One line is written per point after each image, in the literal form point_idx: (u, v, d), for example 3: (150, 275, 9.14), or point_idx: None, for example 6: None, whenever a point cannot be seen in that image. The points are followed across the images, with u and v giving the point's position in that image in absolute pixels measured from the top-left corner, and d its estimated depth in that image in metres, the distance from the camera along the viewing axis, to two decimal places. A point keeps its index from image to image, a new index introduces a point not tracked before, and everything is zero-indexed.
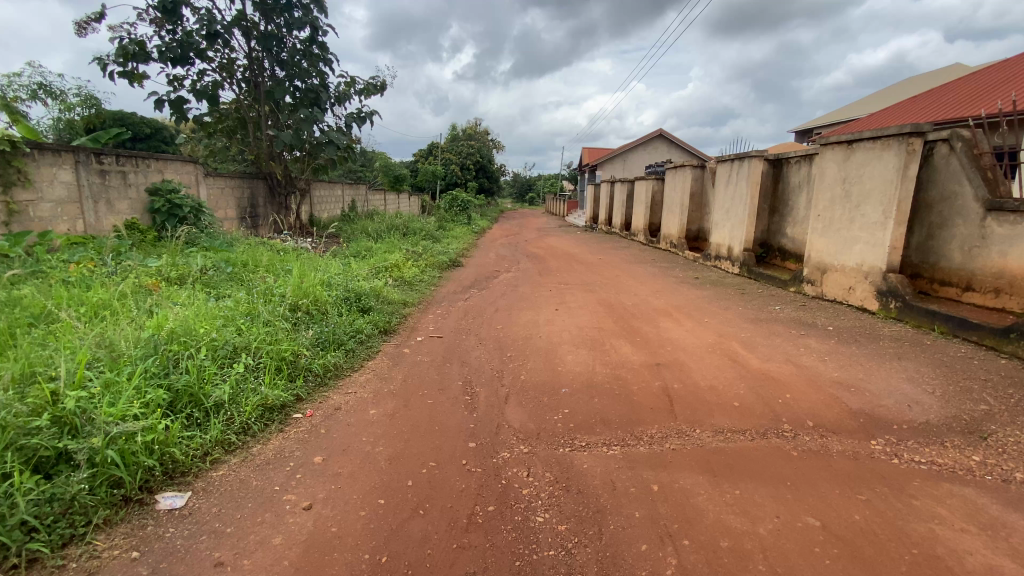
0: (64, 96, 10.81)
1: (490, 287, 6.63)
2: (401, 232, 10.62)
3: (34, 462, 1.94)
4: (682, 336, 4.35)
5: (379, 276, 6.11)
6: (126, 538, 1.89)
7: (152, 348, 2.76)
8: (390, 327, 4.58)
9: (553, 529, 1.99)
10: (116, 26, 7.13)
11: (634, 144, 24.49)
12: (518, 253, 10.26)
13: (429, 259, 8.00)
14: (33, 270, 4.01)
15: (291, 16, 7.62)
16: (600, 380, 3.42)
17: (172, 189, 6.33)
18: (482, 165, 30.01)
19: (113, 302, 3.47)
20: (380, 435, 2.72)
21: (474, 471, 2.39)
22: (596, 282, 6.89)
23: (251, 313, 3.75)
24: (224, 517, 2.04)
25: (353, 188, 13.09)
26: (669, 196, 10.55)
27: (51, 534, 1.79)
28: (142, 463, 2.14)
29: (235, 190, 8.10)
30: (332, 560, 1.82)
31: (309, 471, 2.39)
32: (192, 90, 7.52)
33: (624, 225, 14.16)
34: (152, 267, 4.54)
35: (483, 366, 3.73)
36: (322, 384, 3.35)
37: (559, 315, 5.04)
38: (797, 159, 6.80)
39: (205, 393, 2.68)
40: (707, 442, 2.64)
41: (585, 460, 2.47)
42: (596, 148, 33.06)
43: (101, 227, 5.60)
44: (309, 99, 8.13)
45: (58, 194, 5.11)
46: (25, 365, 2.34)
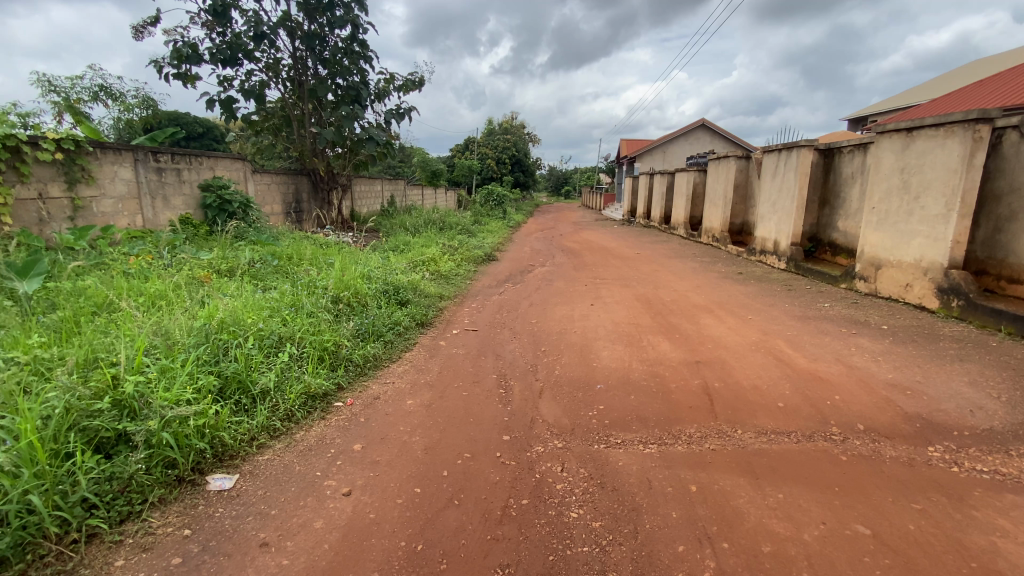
0: (124, 97, 11.46)
1: (525, 281, 6.62)
2: (438, 226, 10.76)
3: (96, 443, 2.08)
4: (724, 334, 4.22)
5: (416, 270, 6.20)
6: (179, 516, 2.00)
7: (203, 336, 2.91)
8: (426, 320, 4.65)
9: (587, 526, 1.97)
10: (170, 30, 7.49)
11: (675, 134, 23.81)
12: (553, 247, 10.19)
13: (464, 253, 8.07)
14: (96, 262, 4.28)
15: (333, 15, 7.79)
16: (636, 377, 3.35)
17: (223, 184, 6.63)
18: (518, 159, 29.97)
19: (169, 293, 3.67)
20: (416, 425, 2.77)
21: (508, 464, 2.40)
22: (633, 277, 6.76)
23: (295, 304, 3.89)
24: (269, 500, 2.13)
25: (392, 183, 13.35)
26: (712, 188, 10.22)
27: (109, 511, 1.91)
28: (193, 446, 2.26)
29: (281, 186, 8.41)
30: (370, 545, 1.87)
31: (349, 458, 2.46)
32: (241, 89, 7.82)
33: (664, 218, 13.85)
34: (204, 259, 4.77)
35: (518, 360, 3.74)
36: (361, 374, 3.44)
37: (595, 310, 4.99)
38: (850, 149, 6.45)
39: (252, 380, 2.80)
40: (749, 443, 2.55)
41: (621, 457, 2.44)
42: (634, 140, 32.39)
43: (157, 222, 5.92)
44: (350, 95, 8.30)
45: (118, 191, 5.43)
46: (89, 351, 2.50)
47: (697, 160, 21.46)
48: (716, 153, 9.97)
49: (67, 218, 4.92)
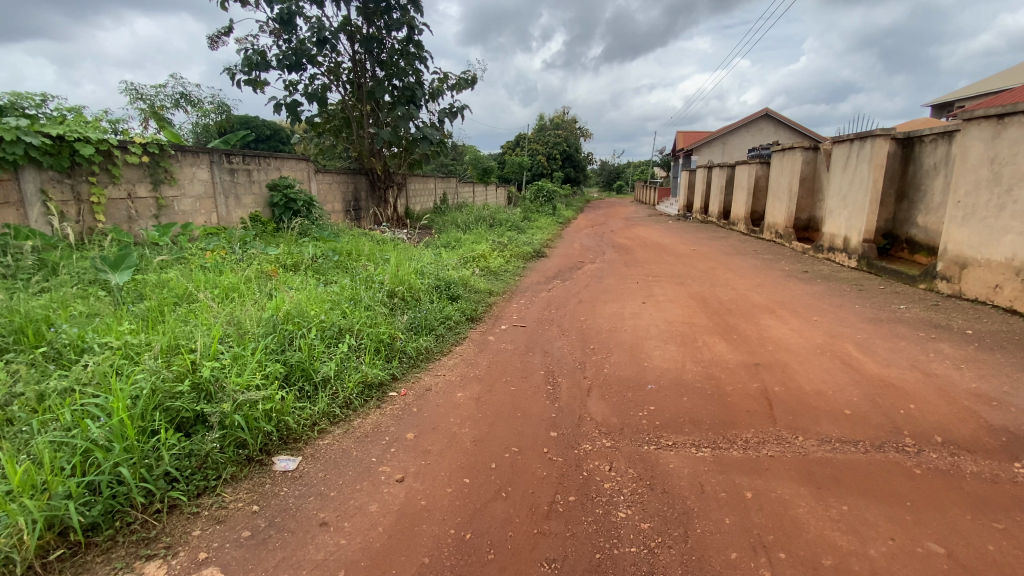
0: (201, 103, 12.35)
1: (574, 278, 6.58)
2: (489, 223, 10.88)
3: (177, 422, 2.27)
4: (785, 335, 4.02)
5: (466, 266, 6.31)
6: (249, 493, 2.15)
7: (271, 327, 3.11)
8: (476, 315, 4.73)
9: (636, 526, 1.95)
10: (242, 39, 7.99)
11: (735, 125, 22.75)
12: (603, 244, 10.04)
13: (514, 249, 8.11)
14: (177, 256, 4.66)
15: (390, 18, 8.03)
16: (690, 378, 3.26)
17: (288, 184, 7.02)
18: (568, 154, 29.69)
19: (240, 286, 3.94)
20: (466, 417, 2.84)
21: (555, 460, 2.40)
22: (688, 274, 6.56)
23: (354, 298, 4.07)
24: (329, 482, 2.26)
25: (445, 180, 13.61)
26: (775, 182, 9.70)
27: (188, 485, 2.09)
28: (262, 429, 2.43)
29: (341, 185, 8.80)
30: (421, 531, 1.94)
31: (402, 446, 2.56)
32: (305, 93, 8.23)
33: (723, 213, 13.30)
34: (272, 255, 5.08)
35: (567, 357, 3.73)
36: (415, 366, 3.55)
37: (648, 309, 4.88)
38: (933, 137, 5.94)
39: (314, 368, 2.96)
40: (811, 451, 2.42)
41: (671, 460, 2.39)
42: (691, 132, 31.21)
43: (230, 220, 6.35)
44: (406, 96, 8.53)
45: (196, 190, 5.87)
46: (172, 338, 2.74)
47: (759, 153, 20.44)
48: (781, 144, 9.44)
49: (152, 216, 5.37)
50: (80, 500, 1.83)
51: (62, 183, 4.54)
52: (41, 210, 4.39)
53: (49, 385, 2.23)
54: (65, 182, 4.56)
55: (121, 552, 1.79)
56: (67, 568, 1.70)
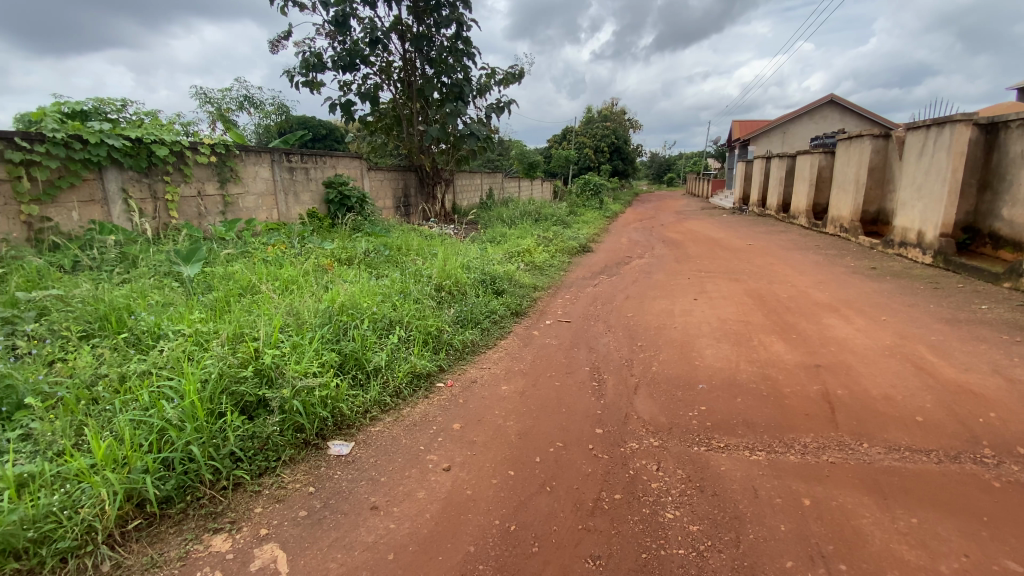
0: (263, 105, 13.04)
1: (622, 274, 6.46)
2: (534, 217, 10.86)
3: (242, 405, 2.42)
4: (850, 336, 3.78)
5: (511, 261, 6.33)
6: (305, 475, 2.27)
7: (327, 317, 3.25)
8: (521, 309, 4.74)
9: (684, 528, 1.90)
10: (300, 42, 8.33)
11: (796, 114, 21.51)
12: (652, 238, 9.80)
13: (559, 244, 8.06)
14: (242, 250, 4.96)
15: (439, 15, 8.13)
16: (744, 379, 3.13)
17: (343, 181, 7.31)
18: (616, 147, 29.08)
19: (299, 278, 4.14)
20: (511, 410, 2.86)
21: (600, 457, 2.38)
22: (743, 270, 6.30)
23: (404, 291, 4.19)
24: (379, 468, 2.34)
25: (492, 176, 13.70)
26: (840, 173, 9.10)
27: (251, 465, 2.23)
28: (318, 414, 2.54)
29: (392, 182, 9.04)
30: (467, 520, 1.97)
31: (449, 435, 2.61)
32: (358, 92, 8.50)
33: (782, 206, 12.65)
34: (328, 249, 5.31)
35: (614, 354, 3.67)
36: (461, 358, 3.61)
37: (699, 305, 4.71)
38: (1021, 122, 5.40)
39: (367, 358, 3.08)
40: (876, 459, 2.27)
41: (723, 462, 2.30)
42: (747, 121, 29.80)
43: (289, 216, 6.68)
44: (454, 92, 8.63)
45: (258, 188, 6.21)
46: (237, 326, 2.92)
47: (822, 142, 19.28)
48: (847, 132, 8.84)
49: (219, 212, 5.72)
50: (156, 475, 1.99)
51: (140, 182, 4.90)
52: (123, 207, 4.77)
53: (130, 368, 2.43)
54: (143, 181, 4.93)
55: (191, 524, 1.93)
56: (143, 537, 1.85)
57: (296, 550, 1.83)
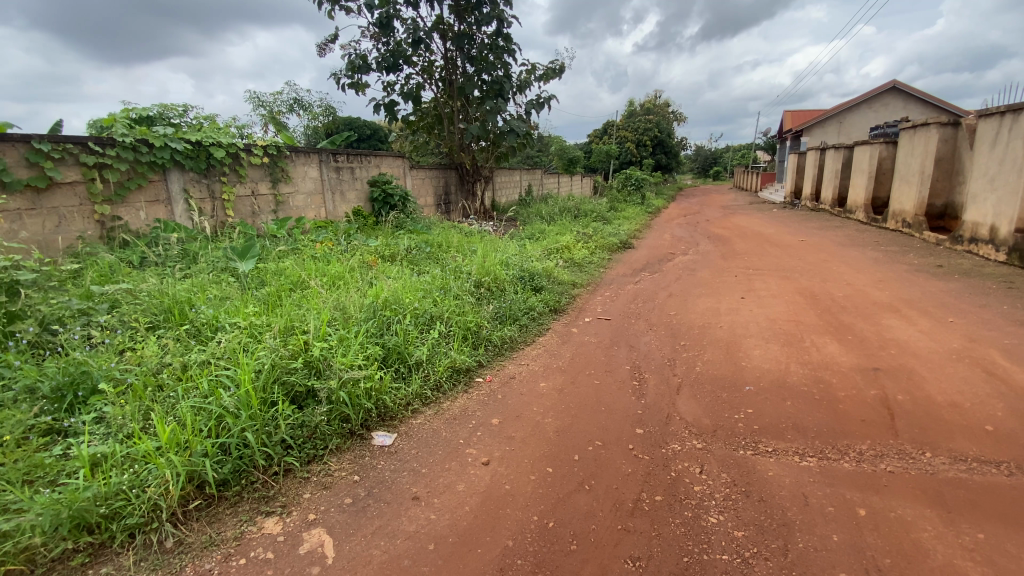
0: (312, 107, 13.54)
1: (664, 271, 6.32)
2: (574, 214, 10.77)
3: (292, 395, 2.53)
4: (912, 338, 3.54)
5: (550, 257, 6.32)
6: (351, 464, 2.35)
7: (372, 312, 3.36)
8: (560, 306, 4.71)
9: (728, 533, 1.85)
10: (346, 44, 8.57)
11: (854, 102, 20.28)
12: (695, 234, 9.51)
13: (599, 241, 7.96)
14: (293, 247, 5.16)
15: (480, 13, 8.15)
16: (794, 381, 3.00)
17: (387, 180, 7.50)
18: (659, 140, 28.36)
19: (345, 274, 4.28)
20: (549, 407, 2.86)
21: (641, 458, 2.34)
22: (794, 267, 6.01)
23: (444, 287, 4.26)
24: (420, 459, 2.39)
25: (531, 172, 13.67)
26: (904, 163, 8.52)
27: (301, 452, 2.33)
28: (362, 405, 2.63)
29: (433, 180, 9.20)
30: (505, 514, 1.99)
31: (488, 430, 2.64)
32: (401, 92, 8.67)
33: (837, 200, 11.99)
34: (372, 246, 5.46)
35: (655, 353, 3.60)
36: (499, 354, 3.63)
37: (747, 304, 4.54)
38: None
39: (409, 352, 3.15)
40: (939, 470, 2.13)
41: (771, 467, 2.22)
42: (800, 111, 28.35)
43: (336, 214, 6.92)
44: (494, 90, 8.65)
45: (308, 187, 6.45)
46: (288, 320, 3.05)
47: (883, 131, 18.12)
48: (911, 121, 8.28)
49: (271, 211, 5.99)
50: (214, 459, 2.11)
51: (200, 183, 5.20)
52: (185, 206, 5.07)
53: (191, 357, 2.59)
54: (203, 182, 5.23)
55: (246, 507, 2.04)
56: (203, 516, 1.97)
57: (342, 536, 1.90)
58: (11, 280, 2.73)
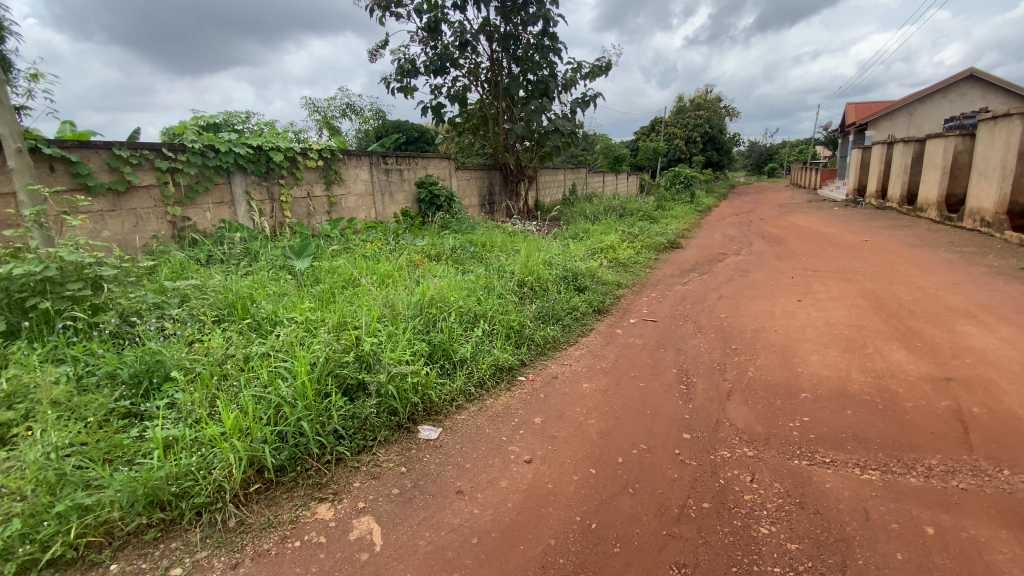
0: (363, 111, 14.02)
1: (714, 272, 6.11)
2: (619, 213, 10.60)
3: (344, 387, 2.64)
4: (991, 347, 3.26)
5: (594, 257, 6.26)
6: (398, 455, 2.42)
7: (418, 310, 3.45)
8: (604, 307, 4.65)
9: (781, 545, 1.77)
10: (396, 49, 8.81)
11: (927, 91, 18.83)
12: (749, 234, 9.14)
13: (646, 240, 7.79)
14: (345, 247, 5.36)
15: (527, 13, 8.18)
16: (855, 389, 2.83)
17: (433, 181, 7.66)
18: (710, 137, 27.41)
19: (394, 273, 4.40)
20: (593, 408, 2.83)
21: (688, 463, 2.29)
22: (857, 269, 5.67)
23: (488, 286, 4.31)
24: (464, 454, 2.44)
25: (576, 171, 13.57)
26: (983, 157, 7.85)
27: (352, 442, 2.43)
28: (409, 399, 2.71)
29: (478, 180, 9.31)
30: (547, 513, 2.00)
31: (530, 429, 2.65)
32: (448, 94, 8.83)
33: (906, 197, 11.20)
34: (419, 245, 5.59)
35: (704, 356, 3.49)
36: (542, 353, 3.63)
37: (804, 308, 4.32)
38: None
39: (454, 349, 3.21)
40: (1019, 489, 1.96)
41: (828, 478, 2.11)
42: (864, 103, 26.61)
43: (385, 214, 7.13)
44: (539, 89, 8.65)
45: (359, 189, 6.69)
46: (341, 316, 3.18)
47: (959, 124, 16.76)
48: (992, 111, 7.62)
49: (325, 212, 6.25)
50: (273, 445, 2.23)
51: (260, 185, 5.50)
52: (246, 208, 5.38)
53: (252, 349, 2.74)
54: (263, 184, 5.53)
55: (301, 492, 2.15)
56: (262, 499, 2.09)
57: (389, 525, 1.97)
58: (94, 275, 3.01)
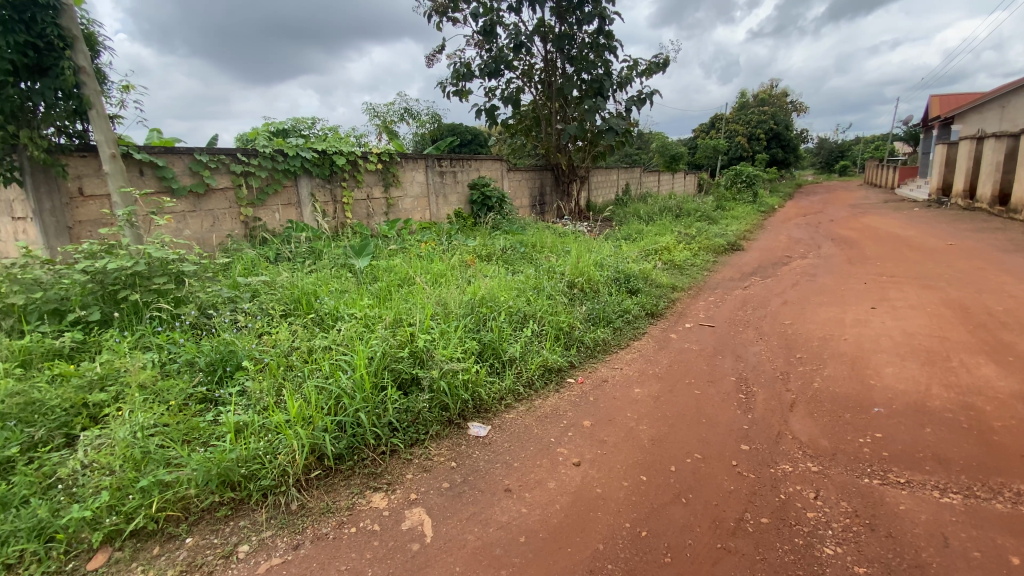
0: (420, 115, 14.45)
1: (777, 276, 5.81)
2: (675, 213, 10.30)
3: (399, 381, 2.73)
4: None
5: (648, 259, 6.12)
6: (448, 450, 2.48)
7: (469, 309, 3.52)
8: (657, 310, 4.54)
9: (846, 568, 1.67)
10: (452, 54, 9.01)
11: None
12: (816, 236, 8.60)
13: (703, 242, 7.53)
14: (401, 246, 5.54)
15: (583, 12, 8.13)
16: (935, 406, 2.61)
17: (486, 182, 7.78)
18: (774, 134, 26.06)
19: (446, 272, 4.51)
20: (644, 414, 2.77)
21: (745, 476, 2.19)
22: (940, 275, 5.21)
23: (538, 286, 4.32)
24: (513, 453, 2.46)
25: (629, 171, 13.33)
26: None
27: (404, 435, 2.51)
28: (460, 395, 2.76)
29: (530, 181, 9.36)
30: (596, 517, 1.98)
31: (580, 432, 2.63)
32: (502, 96, 8.92)
33: (999, 197, 10.17)
34: (471, 246, 5.69)
35: (764, 365, 3.33)
36: (591, 355, 3.60)
37: (877, 316, 4.03)
38: None
39: (503, 348, 3.25)
40: None
41: (901, 500, 1.96)
42: (951, 94, 24.38)
43: (439, 215, 7.32)
44: (594, 89, 8.55)
45: (415, 191, 6.90)
46: (397, 312, 3.30)
47: None
48: None
49: (383, 213, 6.49)
50: (332, 434, 2.34)
51: (324, 188, 5.79)
52: (311, 209, 5.68)
53: (315, 342, 2.90)
54: (327, 187, 5.82)
55: (357, 480, 2.25)
56: (322, 485, 2.21)
57: (439, 518, 2.02)
58: (177, 271, 3.28)
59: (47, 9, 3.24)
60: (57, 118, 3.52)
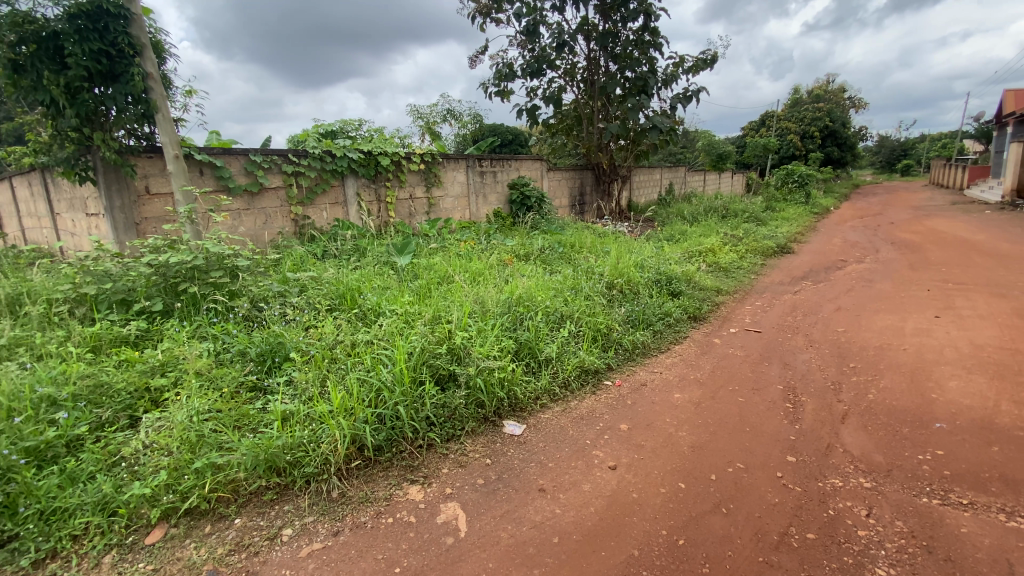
0: (462, 115, 14.61)
1: (830, 281, 5.53)
2: (721, 214, 9.97)
3: (437, 376, 2.78)
4: None
5: (691, 261, 5.95)
6: (483, 447, 2.50)
7: (507, 307, 3.54)
8: (699, 314, 4.41)
9: None
10: (495, 55, 9.08)
11: None
12: (874, 239, 8.12)
13: (750, 244, 7.25)
14: (441, 245, 5.62)
15: (627, 9, 8.00)
16: (1006, 423, 2.41)
17: (525, 182, 7.80)
18: (830, 131, 24.78)
19: (484, 271, 4.55)
20: (684, 420, 2.70)
21: (791, 488, 2.10)
22: (1015, 283, 4.80)
23: (576, 287, 4.29)
24: (548, 453, 2.45)
25: (673, 171, 13.01)
26: None
27: (441, 430, 2.55)
28: (496, 393, 2.78)
29: (569, 181, 9.30)
30: (631, 522, 1.94)
31: (616, 435, 2.59)
32: (543, 96, 8.91)
33: None
34: (509, 245, 5.71)
35: (814, 373, 3.18)
36: (629, 358, 3.54)
37: (942, 325, 3.76)
38: None
39: (539, 348, 3.25)
40: None
41: (964, 522, 1.82)
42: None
43: (478, 214, 7.38)
44: (637, 86, 8.40)
45: (456, 190, 6.99)
46: (436, 309, 3.36)
47: None
48: None
49: (424, 212, 6.61)
50: (373, 425, 2.41)
51: (369, 187, 5.96)
52: (356, 207, 5.86)
53: (358, 337, 2.99)
54: (371, 186, 5.98)
55: (395, 472, 2.30)
56: (361, 474, 2.27)
57: (473, 514, 2.04)
58: (232, 265, 3.47)
59: (118, 19, 3.54)
60: (127, 121, 3.76)
